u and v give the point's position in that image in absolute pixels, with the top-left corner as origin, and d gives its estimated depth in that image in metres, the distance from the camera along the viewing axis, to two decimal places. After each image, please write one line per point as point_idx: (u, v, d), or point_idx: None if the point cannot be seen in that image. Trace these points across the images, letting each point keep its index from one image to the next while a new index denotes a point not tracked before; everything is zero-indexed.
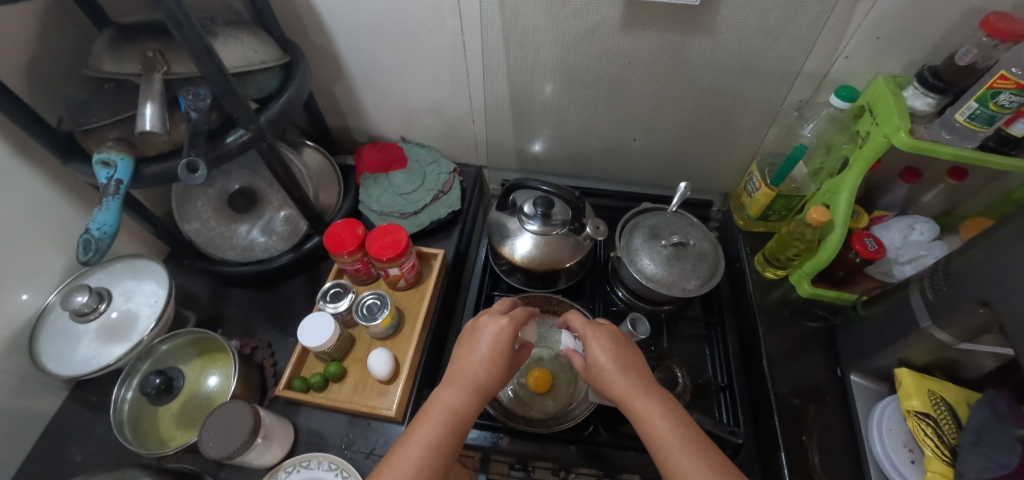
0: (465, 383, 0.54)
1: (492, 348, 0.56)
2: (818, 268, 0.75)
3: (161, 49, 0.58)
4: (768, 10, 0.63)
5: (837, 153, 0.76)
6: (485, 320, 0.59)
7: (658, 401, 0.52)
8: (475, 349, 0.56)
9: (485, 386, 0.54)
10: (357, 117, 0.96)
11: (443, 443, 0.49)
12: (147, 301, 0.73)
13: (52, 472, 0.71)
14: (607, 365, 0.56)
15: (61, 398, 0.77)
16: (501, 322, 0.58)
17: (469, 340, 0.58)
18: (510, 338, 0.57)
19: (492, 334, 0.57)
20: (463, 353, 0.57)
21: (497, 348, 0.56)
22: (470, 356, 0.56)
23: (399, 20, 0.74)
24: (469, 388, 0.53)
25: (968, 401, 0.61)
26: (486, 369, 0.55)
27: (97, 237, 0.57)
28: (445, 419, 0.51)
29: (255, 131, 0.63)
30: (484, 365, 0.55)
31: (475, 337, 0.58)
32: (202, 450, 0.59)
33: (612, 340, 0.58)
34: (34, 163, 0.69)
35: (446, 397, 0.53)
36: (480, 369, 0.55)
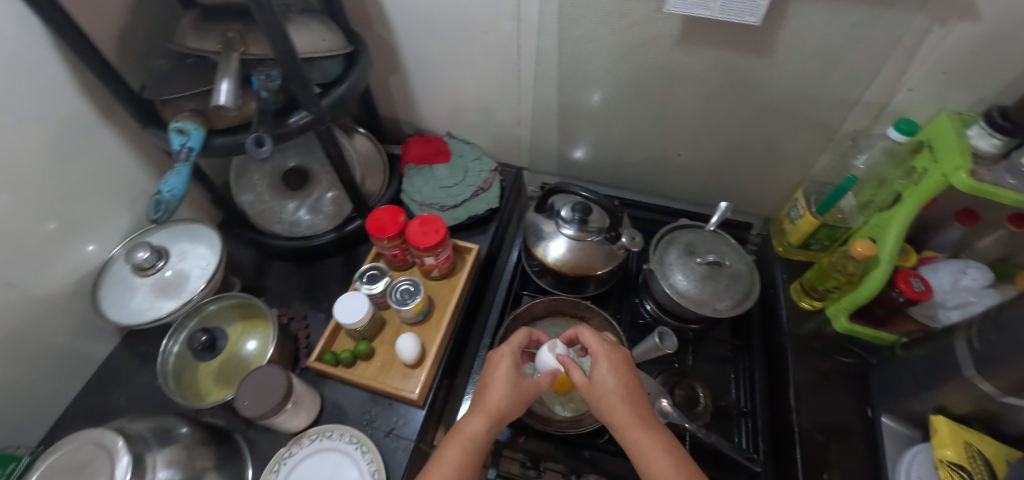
0: (489, 410, 0.57)
1: (508, 378, 0.60)
2: (857, 304, 0.73)
3: (241, 31, 0.62)
4: (830, 35, 0.62)
5: (889, 187, 0.72)
6: (504, 354, 0.62)
7: (656, 434, 0.54)
8: (495, 377, 0.60)
9: (503, 411, 0.57)
10: (407, 109, 1.00)
11: (467, 466, 0.54)
12: (199, 263, 0.77)
13: (98, 411, 0.77)
14: (611, 388, 0.57)
15: (112, 345, 0.83)
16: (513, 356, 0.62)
17: (491, 369, 0.62)
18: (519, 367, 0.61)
19: (506, 365, 0.60)
20: (487, 381, 0.60)
21: (514, 378, 0.60)
22: (492, 383, 0.59)
23: (459, 19, 0.77)
24: (494, 416, 0.57)
25: (1008, 460, 0.58)
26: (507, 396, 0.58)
27: (167, 198, 0.61)
28: (468, 443, 0.56)
29: (316, 114, 0.67)
30: (505, 393, 0.58)
31: (495, 367, 0.61)
32: (237, 409, 0.62)
33: (615, 362, 0.60)
34: (113, 125, 0.75)
35: (472, 423, 0.57)
36: (503, 397, 0.58)
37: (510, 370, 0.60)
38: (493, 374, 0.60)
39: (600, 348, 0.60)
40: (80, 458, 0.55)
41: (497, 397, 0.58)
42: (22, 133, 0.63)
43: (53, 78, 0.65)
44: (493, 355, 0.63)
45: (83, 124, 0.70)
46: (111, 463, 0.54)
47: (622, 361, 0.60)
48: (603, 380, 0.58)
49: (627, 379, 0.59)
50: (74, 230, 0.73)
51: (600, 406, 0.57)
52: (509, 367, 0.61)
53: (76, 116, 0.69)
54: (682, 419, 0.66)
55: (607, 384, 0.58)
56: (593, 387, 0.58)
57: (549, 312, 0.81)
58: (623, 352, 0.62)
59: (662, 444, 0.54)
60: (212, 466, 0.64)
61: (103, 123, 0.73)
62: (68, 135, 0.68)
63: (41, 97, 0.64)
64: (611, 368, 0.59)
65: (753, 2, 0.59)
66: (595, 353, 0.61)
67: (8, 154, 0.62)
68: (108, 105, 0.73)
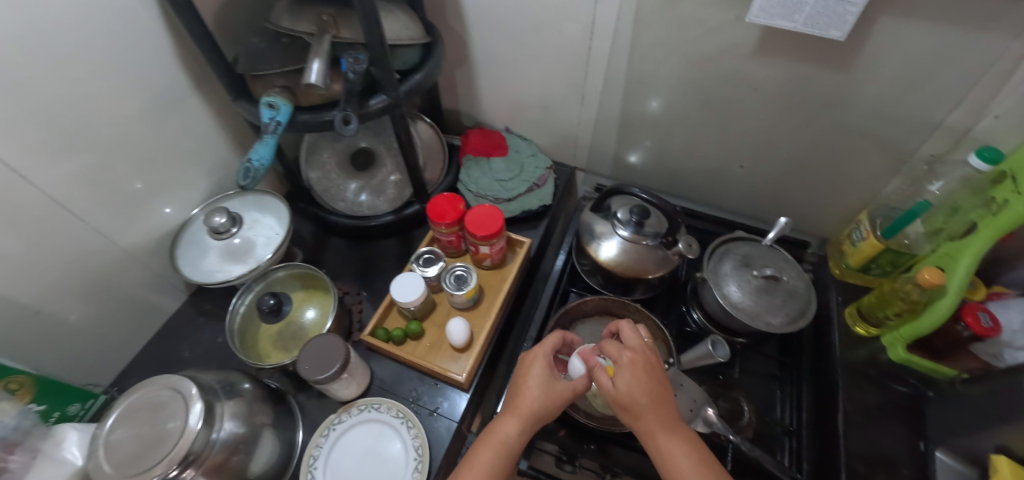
0: (519, 413, 0.56)
1: (540, 381, 0.58)
2: (917, 334, 0.71)
3: (334, 14, 0.65)
4: (915, 56, 0.61)
5: (963, 216, 0.68)
6: (535, 357, 0.61)
7: (687, 442, 0.52)
8: (526, 379, 0.59)
9: (535, 415, 0.56)
10: (469, 101, 1.02)
11: (498, 469, 0.54)
12: (265, 233, 0.82)
13: (166, 360, 0.83)
14: (638, 398, 0.53)
15: (181, 300, 0.89)
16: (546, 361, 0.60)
17: (524, 370, 0.61)
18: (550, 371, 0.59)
19: (539, 367, 0.59)
20: (519, 382, 0.59)
21: (546, 381, 0.58)
22: (524, 387, 0.58)
23: (533, 17, 0.78)
24: (525, 420, 0.56)
25: None
26: (540, 400, 0.57)
27: (255, 167, 0.65)
28: (498, 447, 0.55)
29: (393, 98, 0.69)
30: (537, 396, 0.57)
31: (528, 369, 0.60)
32: (298, 373, 0.65)
33: (641, 368, 0.55)
34: (202, 96, 0.80)
35: (503, 427, 0.56)
36: (535, 400, 0.57)
37: (543, 372, 0.59)
38: (524, 377, 0.59)
39: (625, 352, 0.56)
40: (157, 399, 0.58)
41: (528, 400, 0.57)
42: (127, 96, 0.68)
43: (158, 47, 0.70)
44: (525, 356, 0.62)
45: (176, 92, 0.76)
46: (185, 408, 0.57)
47: (648, 367, 0.55)
48: (627, 389, 0.54)
49: (651, 385, 0.54)
50: (160, 191, 0.79)
51: (626, 413, 0.54)
52: (540, 371, 0.59)
53: (172, 84, 0.74)
54: (727, 430, 0.64)
55: (632, 392, 0.54)
56: (617, 394, 0.55)
57: (598, 311, 0.82)
58: (650, 356, 0.57)
59: (693, 454, 0.51)
60: (269, 423, 0.67)
61: (193, 93, 0.78)
62: (163, 102, 0.74)
63: (146, 65, 0.69)
64: (634, 374, 0.54)
65: (841, 17, 0.59)
66: (618, 358, 0.57)
67: (114, 115, 0.67)
68: (199, 76, 0.78)
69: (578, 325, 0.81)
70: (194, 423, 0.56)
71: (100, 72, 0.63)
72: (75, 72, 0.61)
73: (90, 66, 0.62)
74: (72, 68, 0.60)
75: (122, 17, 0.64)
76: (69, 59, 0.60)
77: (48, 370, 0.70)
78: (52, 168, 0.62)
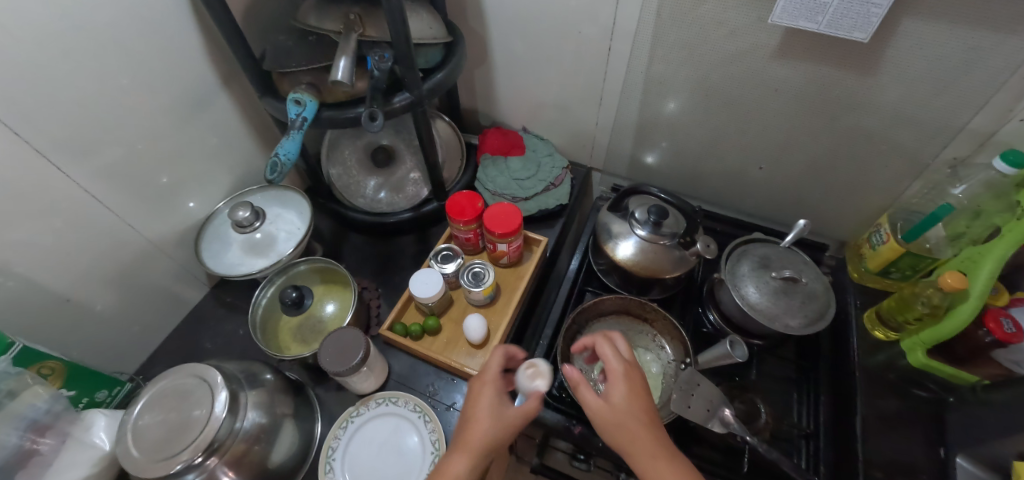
0: (470, 448, 0.53)
1: (491, 411, 0.55)
2: (936, 339, 0.70)
3: (360, 13, 0.66)
4: (940, 59, 0.61)
5: (987, 221, 0.69)
6: (484, 387, 0.57)
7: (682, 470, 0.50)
8: (477, 411, 0.55)
9: (488, 448, 0.53)
10: (487, 101, 1.03)
11: None
12: (286, 227, 0.83)
13: (188, 350, 0.85)
14: (629, 414, 0.53)
15: (204, 292, 0.91)
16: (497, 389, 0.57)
17: (473, 402, 0.57)
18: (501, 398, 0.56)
19: (490, 396, 0.56)
20: (469, 412, 0.56)
21: (497, 410, 0.55)
22: (474, 419, 0.55)
23: (554, 17, 0.79)
24: (477, 454, 0.52)
25: None
26: (491, 430, 0.54)
27: (283, 161, 0.66)
28: None
29: (416, 96, 0.71)
30: (489, 427, 0.54)
31: (477, 401, 0.56)
32: (319, 365, 0.67)
33: (630, 382, 0.55)
34: (229, 93, 0.82)
35: (454, 466, 0.51)
36: (486, 432, 0.54)
37: (493, 401, 0.56)
38: (474, 408, 0.56)
39: (617, 366, 0.56)
40: (183, 386, 0.60)
41: (480, 433, 0.53)
42: (157, 91, 0.70)
43: (188, 44, 0.72)
44: (472, 385, 0.58)
45: (204, 89, 0.77)
46: (211, 395, 0.58)
47: (638, 382, 0.56)
48: (617, 403, 0.54)
49: (642, 402, 0.54)
50: (186, 185, 0.81)
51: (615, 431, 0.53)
52: (491, 401, 0.56)
53: (201, 81, 0.76)
54: (744, 431, 0.63)
55: (622, 408, 0.53)
56: (606, 409, 0.54)
57: (615, 311, 0.82)
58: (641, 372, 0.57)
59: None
60: (290, 414, 0.69)
61: (220, 90, 0.80)
62: (192, 98, 0.76)
63: (176, 61, 0.71)
64: (625, 388, 0.55)
65: (865, 18, 0.59)
66: (610, 370, 0.57)
67: (144, 109, 0.69)
68: (226, 74, 0.80)
69: (594, 324, 0.82)
70: (219, 411, 0.57)
71: (132, 67, 0.65)
72: (110, 67, 0.63)
73: (124, 61, 0.64)
74: (106, 63, 0.62)
75: (155, 14, 0.66)
76: (104, 54, 0.62)
77: (75, 356, 0.72)
78: (85, 159, 0.64)
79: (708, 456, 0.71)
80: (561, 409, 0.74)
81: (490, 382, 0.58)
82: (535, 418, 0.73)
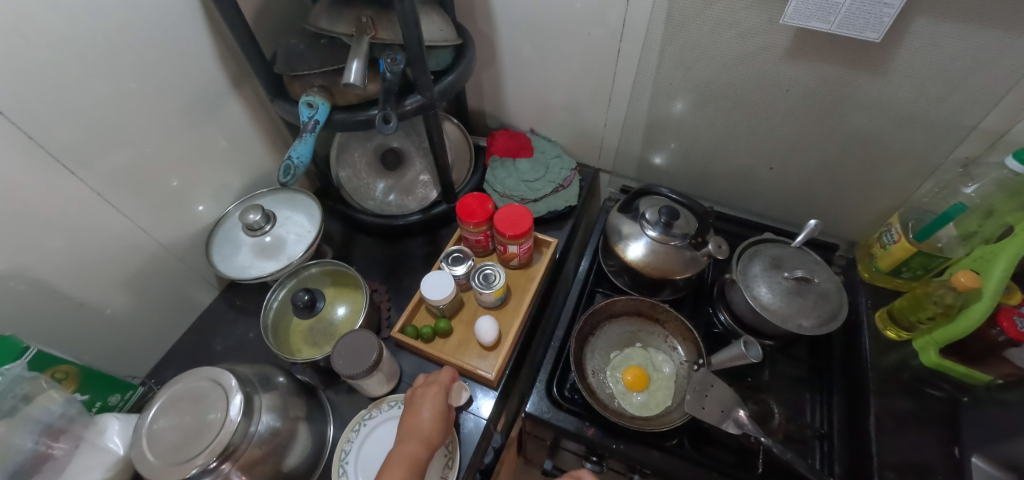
0: (419, 436, 0.59)
1: (435, 409, 0.63)
2: (952, 339, 0.70)
3: (372, 16, 0.66)
4: (952, 58, 0.61)
5: (999, 220, 0.69)
6: (424, 392, 0.65)
7: None
8: (421, 410, 0.62)
9: (434, 438, 0.61)
10: (495, 103, 1.04)
11: None
12: (297, 230, 0.83)
13: (199, 353, 0.85)
14: None
15: (214, 295, 0.91)
16: (436, 392, 0.65)
17: (413, 406, 0.64)
18: (444, 399, 0.65)
19: (434, 398, 0.64)
20: (413, 411, 0.62)
21: (439, 409, 0.63)
22: (418, 416, 0.62)
23: (563, 19, 0.79)
24: (426, 441, 0.59)
25: None
26: (434, 424, 0.62)
27: (296, 164, 0.66)
28: (409, 465, 0.56)
29: (428, 98, 0.71)
30: (432, 421, 0.62)
31: (417, 404, 0.63)
32: (333, 368, 0.67)
33: None
34: (239, 97, 0.82)
35: (404, 449, 0.58)
36: (432, 424, 0.61)
37: (436, 400, 0.64)
38: (418, 407, 0.63)
39: None
40: (198, 389, 0.60)
41: (424, 427, 0.61)
42: (169, 95, 0.70)
43: (199, 48, 0.72)
44: (411, 394, 0.65)
45: (215, 93, 0.78)
46: (226, 398, 0.58)
47: None
48: None
49: None
50: (196, 188, 0.81)
51: None
52: (432, 403, 0.64)
53: (211, 84, 0.76)
54: (759, 432, 0.63)
55: None
56: None
57: (627, 312, 0.82)
58: None
59: None
60: (303, 417, 0.68)
61: (230, 93, 0.80)
62: (202, 101, 0.76)
63: (187, 64, 0.71)
64: None
65: (877, 18, 0.59)
66: None
67: (155, 112, 0.69)
68: (236, 77, 0.80)
69: (606, 325, 0.82)
70: (235, 415, 0.57)
71: (143, 70, 0.66)
72: (122, 70, 0.63)
73: (135, 64, 0.64)
74: (118, 66, 0.62)
75: (166, 18, 0.66)
76: (117, 57, 0.62)
77: (86, 360, 0.71)
78: (97, 162, 0.64)
79: (722, 457, 0.71)
80: (574, 410, 0.74)
81: (438, 391, 0.65)
82: (548, 420, 0.73)
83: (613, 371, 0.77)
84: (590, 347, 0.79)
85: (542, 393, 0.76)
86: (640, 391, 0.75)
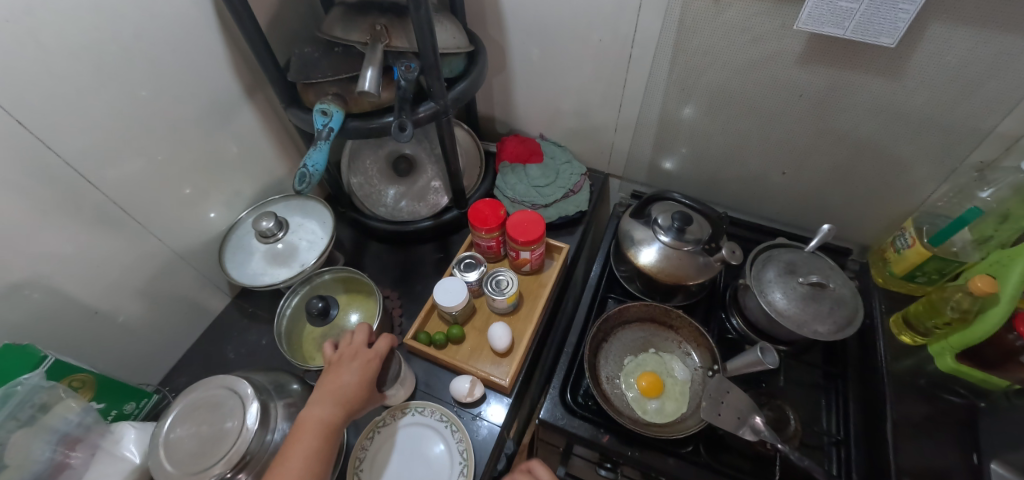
0: (338, 398, 0.58)
1: (359, 373, 0.62)
2: (971, 343, 0.70)
3: (387, 24, 0.66)
4: (966, 63, 0.61)
5: (1015, 224, 0.69)
6: (351, 354, 0.63)
7: None
8: (342, 373, 0.61)
9: (355, 401, 0.60)
10: (505, 109, 1.04)
11: (319, 454, 0.54)
12: (309, 237, 0.83)
13: (211, 360, 0.85)
14: None
15: (226, 302, 0.91)
16: (366, 357, 0.64)
17: (335, 365, 0.62)
18: (374, 363, 0.64)
19: (359, 363, 0.62)
20: (333, 372, 0.61)
21: (364, 373, 0.62)
22: (339, 376, 0.60)
23: (574, 25, 0.80)
24: (343, 403, 0.58)
25: None
26: (356, 386, 0.60)
27: (311, 172, 0.67)
28: (320, 429, 0.56)
29: (441, 105, 0.71)
30: (354, 383, 0.60)
31: (341, 364, 0.62)
32: None
33: None
34: (252, 104, 0.82)
35: (315, 412, 0.57)
36: (355, 386, 0.60)
37: (360, 366, 0.62)
38: (340, 368, 0.61)
39: None
40: (214, 398, 0.60)
41: (341, 393, 0.59)
42: (183, 102, 0.71)
43: (214, 56, 0.73)
44: (337, 353, 0.64)
45: (228, 100, 0.78)
46: (242, 407, 0.59)
47: None
48: None
49: None
50: (209, 195, 0.81)
51: None
52: (358, 366, 0.62)
53: (225, 92, 0.77)
54: (776, 438, 0.63)
55: None
56: None
57: (640, 318, 0.82)
58: None
59: None
60: None
61: (244, 101, 0.81)
62: (216, 109, 0.76)
63: (202, 73, 0.72)
64: None
65: (892, 23, 0.59)
66: None
67: (170, 120, 0.70)
68: (249, 85, 0.80)
69: (619, 331, 0.81)
70: (251, 423, 0.57)
71: (157, 78, 0.66)
72: (137, 78, 0.63)
73: (151, 72, 0.65)
74: (134, 75, 0.63)
75: (182, 27, 0.67)
76: (133, 66, 0.62)
77: (101, 367, 0.72)
78: (113, 170, 0.65)
79: (737, 464, 0.70)
80: (588, 417, 0.73)
81: (369, 359, 0.64)
82: (562, 427, 0.72)
83: (626, 376, 0.77)
84: (603, 353, 0.79)
85: (555, 400, 0.75)
86: (655, 398, 0.75)
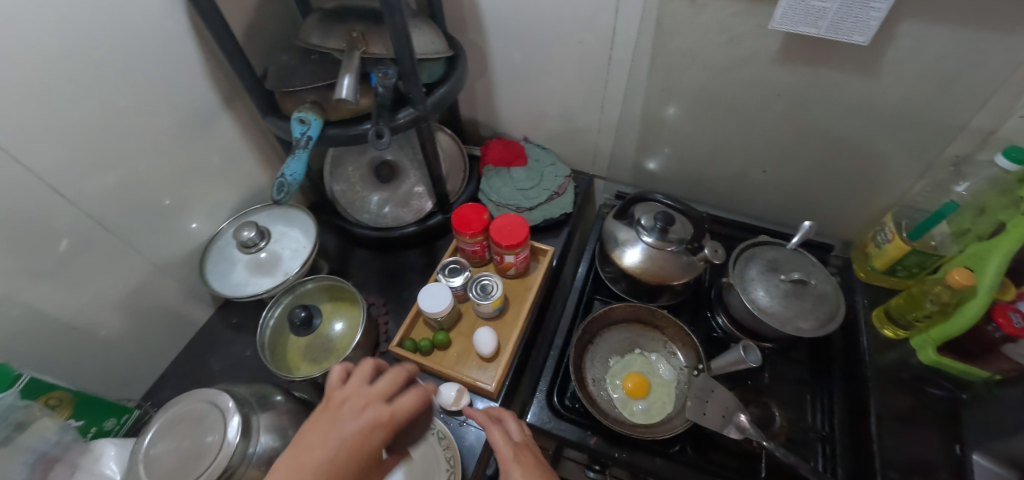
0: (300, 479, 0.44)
1: (350, 443, 0.48)
2: (948, 336, 0.70)
3: (364, 31, 0.66)
4: (939, 59, 0.62)
5: (991, 217, 0.70)
6: (351, 412, 0.50)
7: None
8: (334, 433, 0.48)
9: None
10: (488, 112, 1.04)
11: None
12: (292, 246, 0.82)
13: (195, 373, 0.84)
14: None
15: (210, 313, 0.90)
16: (364, 422, 0.50)
17: (326, 423, 0.49)
18: (381, 432, 0.50)
19: (360, 425, 0.49)
20: (328, 424, 0.49)
21: (358, 446, 0.48)
22: (328, 440, 0.47)
23: (553, 28, 0.80)
24: None
25: None
26: (331, 466, 0.46)
27: (289, 181, 0.66)
28: None
29: (421, 111, 0.70)
30: (336, 456, 0.46)
31: (335, 424, 0.49)
32: None
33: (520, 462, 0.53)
34: (232, 113, 0.82)
35: None
36: (329, 468, 0.45)
37: (360, 426, 0.49)
38: (335, 425, 0.49)
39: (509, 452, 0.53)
40: (195, 412, 0.59)
41: (316, 469, 0.45)
42: (160, 114, 0.70)
43: (190, 66, 0.72)
44: (337, 401, 0.52)
45: (207, 110, 0.77)
46: (223, 421, 0.58)
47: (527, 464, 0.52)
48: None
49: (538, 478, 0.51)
50: (189, 206, 0.80)
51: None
52: (351, 434, 0.48)
53: (203, 102, 0.76)
54: (761, 436, 0.64)
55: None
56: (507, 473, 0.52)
57: (626, 319, 0.82)
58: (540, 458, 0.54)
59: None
60: None
61: (222, 110, 0.80)
62: (194, 119, 0.75)
63: (178, 83, 0.71)
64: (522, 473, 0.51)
65: (864, 22, 0.60)
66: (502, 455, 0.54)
67: (147, 132, 0.69)
68: (228, 94, 0.79)
69: (605, 333, 0.82)
70: (232, 436, 0.57)
71: (133, 90, 0.65)
72: (113, 91, 0.63)
73: (126, 85, 0.64)
74: (108, 88, 0.62)
75: (156, 38, 0.66)
76: (107, 79, 0.61)
77: (81, 384, 0.71)
78: (87, 184, 0.64)
79: (724, 463, 0.70)
80: (576, 420, 0.73)
81: (379, 421, 0.51)
82: (550, 430, 0.72)
83: (612, 378, 0.77)
84: (589, 355, 0.79)
85: (542, 403, 0.75)
86: (641, 399, 0.75)
